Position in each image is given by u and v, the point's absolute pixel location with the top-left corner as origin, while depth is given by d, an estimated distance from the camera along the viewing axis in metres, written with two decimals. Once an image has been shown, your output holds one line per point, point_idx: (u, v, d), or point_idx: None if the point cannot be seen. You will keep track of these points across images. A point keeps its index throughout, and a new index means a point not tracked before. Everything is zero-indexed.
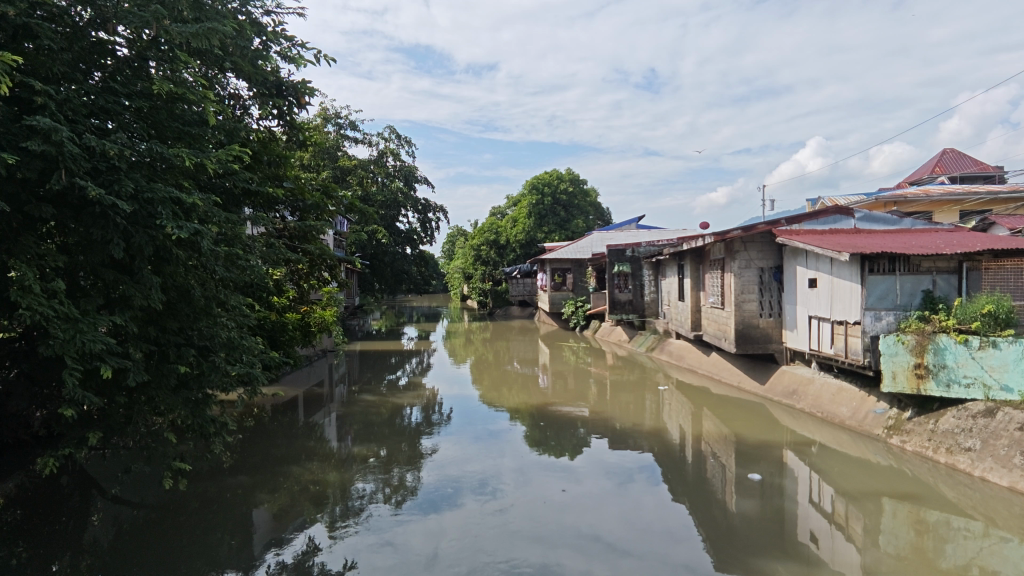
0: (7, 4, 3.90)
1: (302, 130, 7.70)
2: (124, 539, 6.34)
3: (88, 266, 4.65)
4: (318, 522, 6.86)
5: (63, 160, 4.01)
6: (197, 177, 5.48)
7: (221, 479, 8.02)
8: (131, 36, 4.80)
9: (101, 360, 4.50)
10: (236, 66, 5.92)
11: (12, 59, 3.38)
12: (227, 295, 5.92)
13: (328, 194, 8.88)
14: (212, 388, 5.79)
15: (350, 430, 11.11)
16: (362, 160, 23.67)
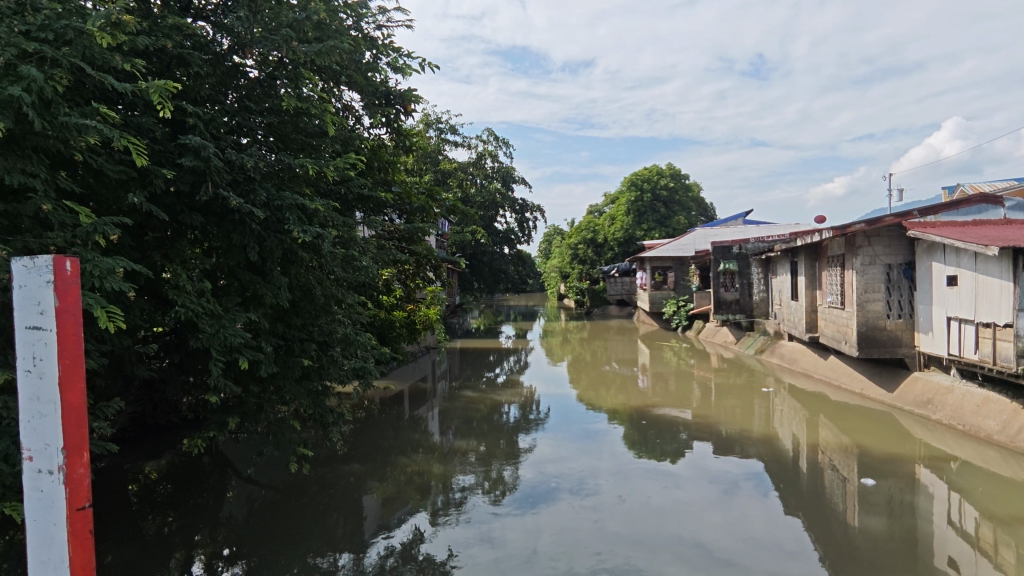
0: (165, 37, 4.42)
1: (408, 136, 8.09)
2: (254, 515, 6.99)
3: (227, 267, 5.16)
4: (421, 511, 7.19)
5: (210, 174, 4.48)
6: (318, 184, 5.91)
7: (337, 466, 8.61)
8: (262, 59, 5.26)
9: (239, 353, 4.98)
10: (351, 79, 6.35)
11: (173, 87, 3.83)
12: (343, 294, 6.32)
13: (433, 197, 9.26)
14: (331, 380, 6.23)
15: (452, 424, 11.51)
16: (462, 163, 24.52)
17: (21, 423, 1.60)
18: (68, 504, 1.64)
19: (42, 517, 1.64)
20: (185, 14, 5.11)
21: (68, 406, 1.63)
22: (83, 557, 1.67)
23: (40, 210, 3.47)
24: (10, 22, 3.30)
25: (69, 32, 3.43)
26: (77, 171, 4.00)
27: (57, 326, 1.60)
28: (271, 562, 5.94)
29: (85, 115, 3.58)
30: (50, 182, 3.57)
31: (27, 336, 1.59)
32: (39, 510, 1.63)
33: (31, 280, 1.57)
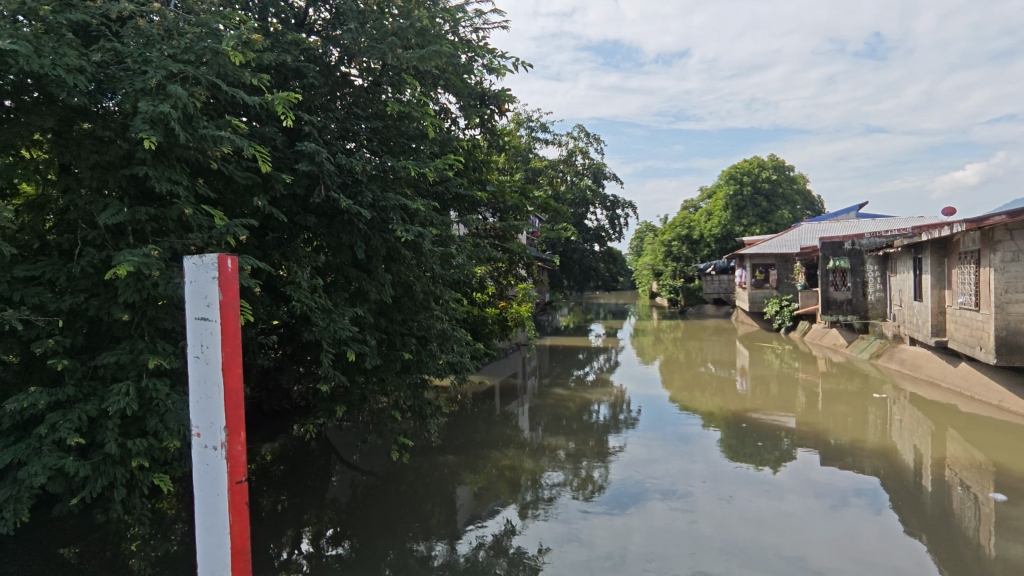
0: (285, 52, 4.79)
1: (502, 135, 8.22)
2: (357, 499, 7.42)
3: (336, 265, 5.51)
4: (512, 505, 7.30)
5: (323, 178, 4.79)
6: (418, 185, 6.15)
7: (433, 456, 8.94)
8: (366, 67, 5.56)
9: (347, 345, 5.30)
10: (449, 82, 6.53)
11: (293, 99, 4.14)
12: (440, 290, 6.54)
13: (525, 195, 9.34)
14: (429, 374, 6.46)
15: (542, 421, 11.57)
16: (553, 160, 24.57)
17: (191, 404, 1.74)
18: (228, 477, 1.76)
19: (206, 487, 1.77)
20: (298, 29, 5.50)
21: (226, 385, 1.74)
22: (239, 528, 1.79)
23: (183, 214, 3.89)
24: (160, 47, 3.72)
25: (206, 52, 3.81)
26: (211, 178, 4.43)
27: (219, 315, 1.72)
28: (372, 544, 6.27)
29: (220, 127, 3.96)
30: (189, 189, 3.98)
31: (196, 324, 1.72)
32: (204, 481, 1.77)
33: (198, 277, 1.71)
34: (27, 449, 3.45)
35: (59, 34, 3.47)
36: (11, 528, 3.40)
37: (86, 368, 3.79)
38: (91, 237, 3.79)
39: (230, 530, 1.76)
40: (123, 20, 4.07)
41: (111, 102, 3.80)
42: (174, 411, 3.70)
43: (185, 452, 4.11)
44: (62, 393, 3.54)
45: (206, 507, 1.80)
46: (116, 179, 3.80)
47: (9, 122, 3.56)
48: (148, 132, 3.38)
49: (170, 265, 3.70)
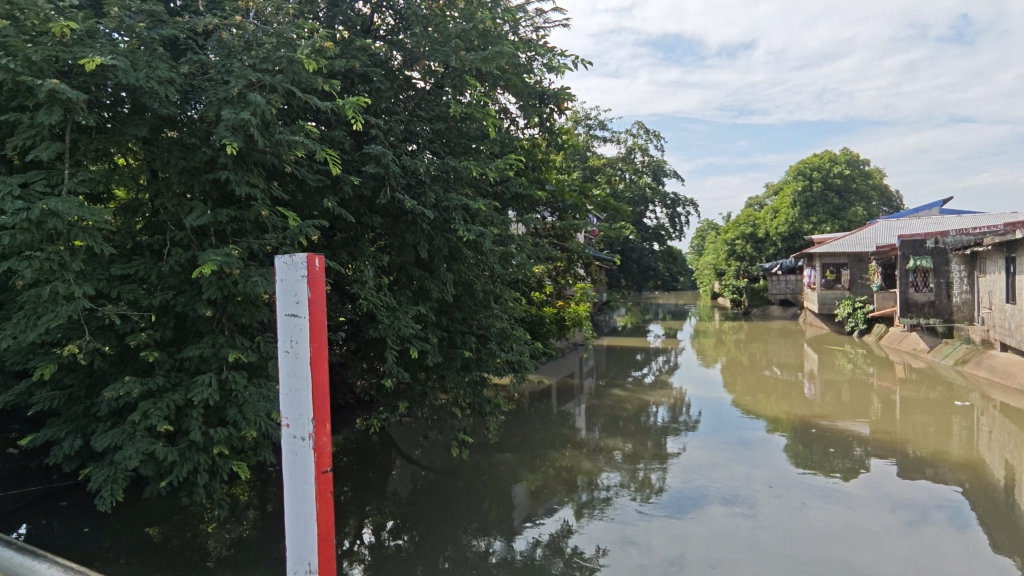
0: (354, 58, 4.96)
1: (561, 134, 8.21)
2: (416, 493, 7.60)
3: (400, 264, 5.65)
4: (568, 504, 7.28)
5: (389, 179, 4.93)
6: (479, 185, 6.22)
7: (492, 454, 9.03)
8: (430, 70, 5.68)
9: (410, 342, 5.43)
10: (510, 83, 6.57)
11: (362, 103, 4.28)
12: (500, 290, 6.59)
13: (584, 194, 9.26)
14: (488, 372, 6.52)
15: (599, 422, 11.46)
16: (611, 158, 24.34)
17: (282, 392, 1.59)
18: (314, 469, 1.58)
19: (294, 478, 1.61)
20: (365, 35, 5.68)
21: (317, 384, 1.57)
22: (325, 525, 1.61)
23: (260, 216, 4.11)
24: (241, 57, 3.93)
25: (283, 61, 3.99)
26: (285, 181, 4.65)
27: (309, 303, 1.55)
28: (431, 538, 6.39)
29: (294, 133, 4.14)
30: (266, 191, 4.19)
31: (284, 312, 1.56)
32: (292, 473, 1.61)
33: (287, 263, 1.55)
34: (122, 434, 3.73)
35: (151, 49, 3.72)
36: (109, 506, 3.68)
37: (174, 360, 4.06)
38: (177, 238, 4.06)
39: (314, 537, 1.59)
40: (207, 34, 4.32)
41: (196, 111, 4.04)
42: (251, 403, 3.91)
43: (260, 442, 4.34)
44: (152, 383, 3.81)
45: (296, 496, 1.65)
46: (200, 184, 4.05)
47: (106, 131, 3.84)
48: (230, 138, 3.58)
49: (248, 264, 3.91)
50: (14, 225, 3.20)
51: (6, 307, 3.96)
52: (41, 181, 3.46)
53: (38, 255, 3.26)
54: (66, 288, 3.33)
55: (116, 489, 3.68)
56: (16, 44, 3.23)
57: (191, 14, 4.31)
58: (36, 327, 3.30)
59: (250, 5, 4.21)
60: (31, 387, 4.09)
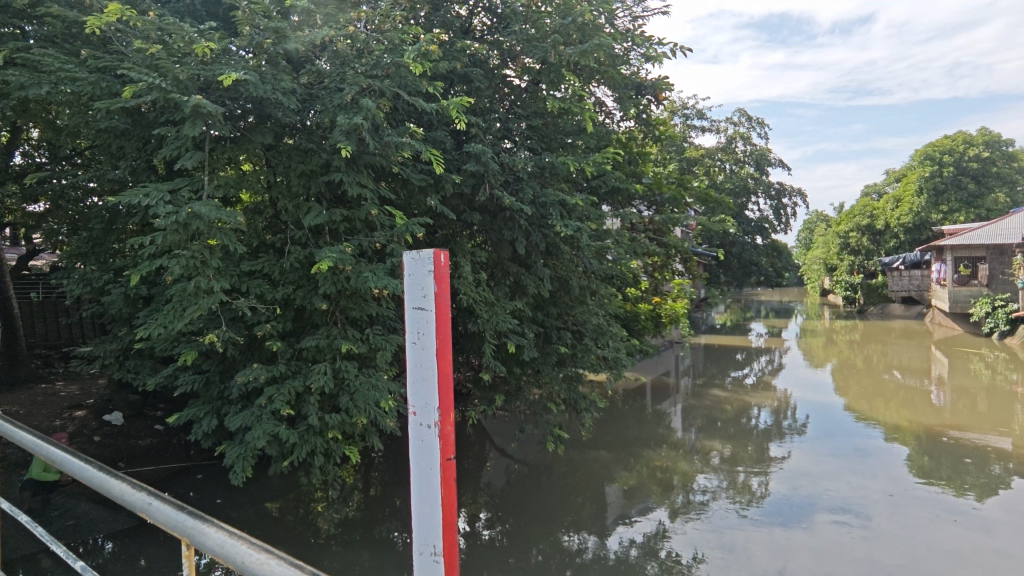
0: (456, 60, 5.11)
1: (659, 126, 7.98)
2: (510, 486, 7.72)
3: (497, 260, 5.76)
4: (663, 506, 7.08)
5: (488, 176, 5.03)
6: (575, 180, 6.19)
7: (586, 450, 8.99)
8: (527, 67, 5.73)
9: (507, 337, 5.51)
10: (606, 75, 6.47)
11: (465, 103, 4.40)
12: (597, 285, 6.53)
13: (683, 186, 8.92)
14: (583, 368, 6.49)
15: (696, 422, 11.07)
16: (710, 148, 23.36)
17: (407, 366, 1.19)
18: (444, 477, 1.16)
19: (414, 486, 1.19)
20: (466, 36, 5.82)
21: (449, 362, 1.16)
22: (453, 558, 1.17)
23: (370, 215, 4.35)
24: (354, 66, 4.17)
25: (391, 67, 4.19)
26: (391, 181, 4.89)
27: (441, 324, 1.15)
28: (524, 532, 6.47)
29: (401, 135, 4.34)
30: (374, 191, 4.44)
31: (411, 336, 1.19)
32: (412, 478, 1.19)
33: (414, 264, 1.17)
34: (251, 416, 4.09)
35: (275, 63, 4.04)
36: (240, 481, 4.05)
37: (294, 349, 4.39)
38: (297, 237, 4.39)
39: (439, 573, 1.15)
40: (323, 45, 4.62)
41: (313, 117, 4.33)
42: (362, 391, 4.15)
43: (368, 429, 4.60)
44: (277, 369, 4.15)
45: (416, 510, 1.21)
46: (316, 186, 4.35)
47: (237, 141, 4.22)
48: (344, 142, 3.81)
49: (359, 260, 4.15)
50: (165, 227, 3.61)
51: (156, 301, 4.47)
52: (186, 188, 3.87)
53: (184, 253, 3.66)
54: (206, 283, 3.71)
55: (246, 466, 4.04)
56: (166, 65, 3.62)
57: (308, 27, 4.63)
58: (182, 317, 3.70)
59: (362, 16, 4.45)
60: (175, 371, 4.60)
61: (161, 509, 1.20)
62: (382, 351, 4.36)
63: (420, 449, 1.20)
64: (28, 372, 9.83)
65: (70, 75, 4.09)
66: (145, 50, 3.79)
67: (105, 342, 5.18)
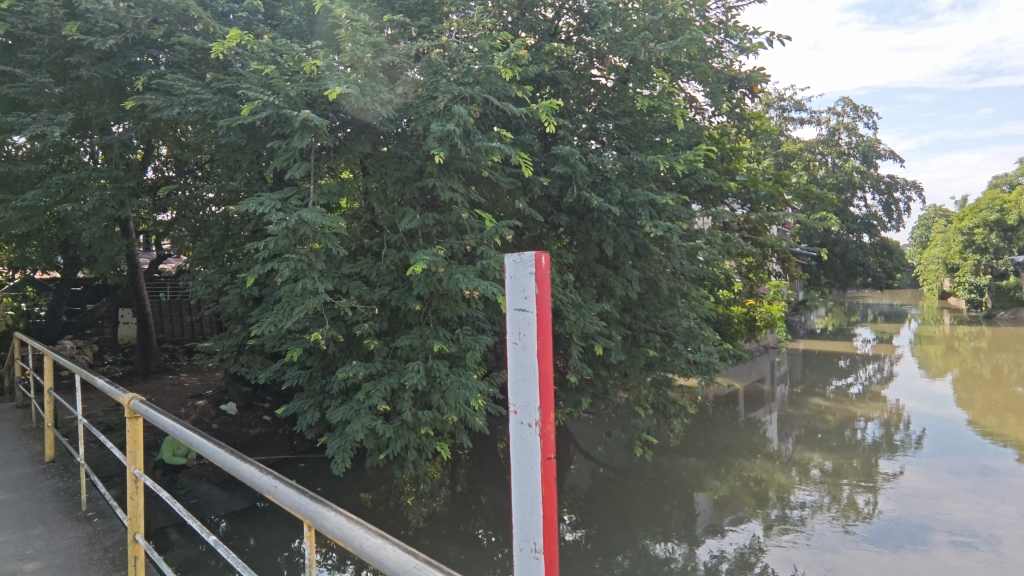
0: (543, 63, 5.15)
1: (753, 120, 7.59)
2: (595, 490, 7.64)
3: (584, 261, 5.73)
4: (758, 519, 6.74)
5: (576, 177, 5.01)
6: (665, 179, 6.03)
7: (675, 457, 8.73)
8: (615, 66, 5.66)
9: (594, 339, 5.45)
10: (698, 70, 6.27)
11: (555, 105, 4.41)
12: (688, 287, 6.33)
13: (781, 182, 8.43)
14: (672, 372, 6.30)
15: (793, 432, 10.43)
16: (810, 141, 21.97)
17: (508, 366, 1.21)
18: (543, 478, 1.17)
19: (517, 484, 1.21)
20: (552, 39, 5.83)
21: (549, 366, 1.17)
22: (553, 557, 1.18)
23: (461, 218, 4.48)
24: (447, 74, 4.30)
25: (482, 73, 4.28)
26: (480, 185, 5.01)
27: (542, 326, 1.16)
28: (609, 537, 6.39)
29: (491, 139, 4.43)
30: (464, 196, 4.58)
31: (512, 336, 1.21)
32: (513, 476, 1.22)
33: (515, 267, 1.19)
34: (351, 410, 4.32)
35: (374, 76, 4.25)
36: (340, 471, 4.29)
37: (389, 348, 4.58)
38: (392, 241, 4.60)
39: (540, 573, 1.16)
40: (416, 56, 4.81)
41: (406, 125, 4.53)
42: (453, 389, 4.28)
43: (458, 426, 4.73)
44: (374, 367, 4.36)
45: (517, 508, 1.23)
46: (410, 191, 4.55)
47: (339, 150, 4.49)
48: (438, 148, 3.95)
49: (451, 262, 4.27)
50: (277, 232, 3.90)
51: (267, 300, 4.83)
52: (295, 196, 4.17)
53: (293, 256, 3.94)
54: (312, 284, 3.96)
55: (346, 457, 4.27)
56: (279, 84, 3.93)
57: (404, 40, 4.84)
58: (291, 317, 3.98)
59: (454, 26, 4.59)
60: (283, 366, 4.94)
61: (286, 491, 1.30)
62: (472, 350, 4.47)
63: (521, 449, 1.22)
64: (158, 365, 10.97)
65: (197, 97, 4.55)
66: (261, 71, 4.13)
67: (222, 339, 5.65)
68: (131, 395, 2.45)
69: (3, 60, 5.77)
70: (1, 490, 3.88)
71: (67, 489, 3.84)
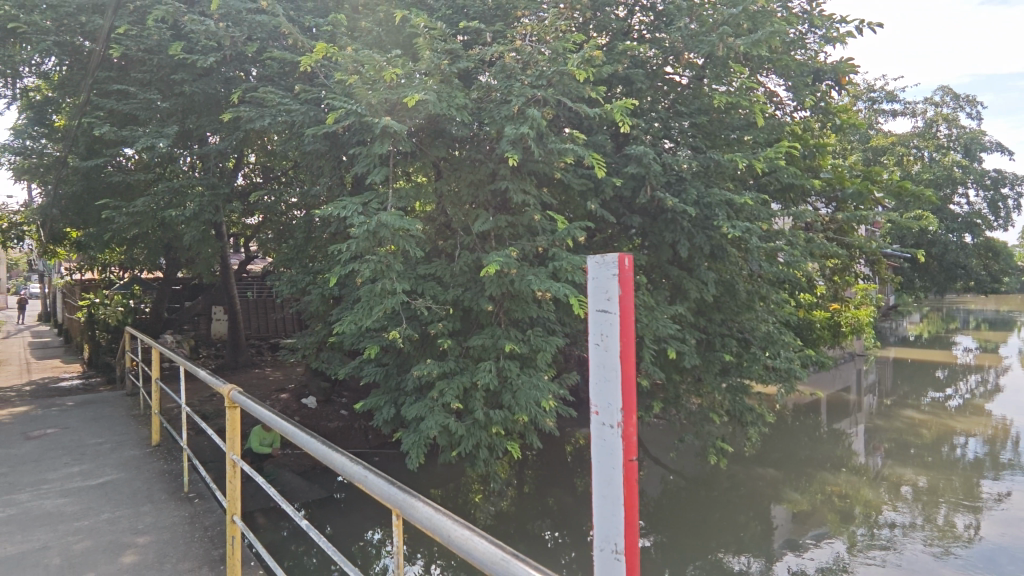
0: (616, 62, 5.10)
1: (840, 114, 7.18)
2: (666, 496, 7.47)
3: (657, 263, 5.62)
4: (842, 537, 6.36)
5: (650, 178, 4.92)
6: (743, 178, 5.82)
7: (751, 467, 8.38)
8: (690, 63, 5.51)
9: (667, 343, 5.33)
10: (779, 63, 6.01)
11: (629, 105, 4.36)
12: (767, 290, 6.08)
13: (871, 179, 7.93)
14: (749, 378, 6.06)
15: (882, 446, 9.76)
16: (903, 135, 20.53)
17: (588, 367, 1.22)
18: (624, 480, 1.16)
19: (597, 486, 1.21)
20: (625, 37, 5.76)
21: (631, 369, 1.16)
22: (634, 559, 1.17)
23: (534, 220, 4.52)
24: (521, 78, 4.35)
25: (555, 75, 4.30)
26: (552, 187, 5.02)
27: (625, 327, 1.17)
28: (679, 547, 6.23)
29: (564, 141, 4.43)
30: (537, 198, 4.62)
31: (594, 338, 1.22)
32: (591, 475, 1.22)
33: (598, 268, 1.20)
34: (425, 407, 4.44)
35: (450, 82, 4.36)
36: (415, 465, 4.43)
37: (462, 347, 4.68)
38: (466, 242, 4.71)
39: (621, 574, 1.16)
40: (491, 61, 4.91)
41: (480, 129, 4.62)
42: (524, 389, 4.31)
43: (528, 427, 4.77)
44: (447, 365, 4.47)
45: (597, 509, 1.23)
46: (484, 194, 4.66)
47: (416, 155, 4.64)
48: (512, 151, 4.00)
49: (523, 263, 4.31)
50: (359, 235, 4.08)
51: (348, 300, 5.07)
52: (374, 200, 4.36)
53: (373, 258, 4.10)
54: (390, 285, 4.11)
55: (420, 452, 4.40)
56: (361, 93, 4.11)
57: (479, 46, 4.94)
58: (370, 315, 4.15)
59: (527, 29, 4.63)
60: (361, 362, 5.15)
61: (377, 481, 1.37)
62: (544, 351, 4.49)
63: (602, 448, 1.22)
64: (246, 359, 11.71)
65: (286, 108, 4.84)
66: (345, 81, 4.33)
67: (306, 336, 5.97)
68: (230, 386, 2.64)
69: (119, 79, 6.36)
70: (116, 469, 4.29)
71: (171, 471, 4.19)
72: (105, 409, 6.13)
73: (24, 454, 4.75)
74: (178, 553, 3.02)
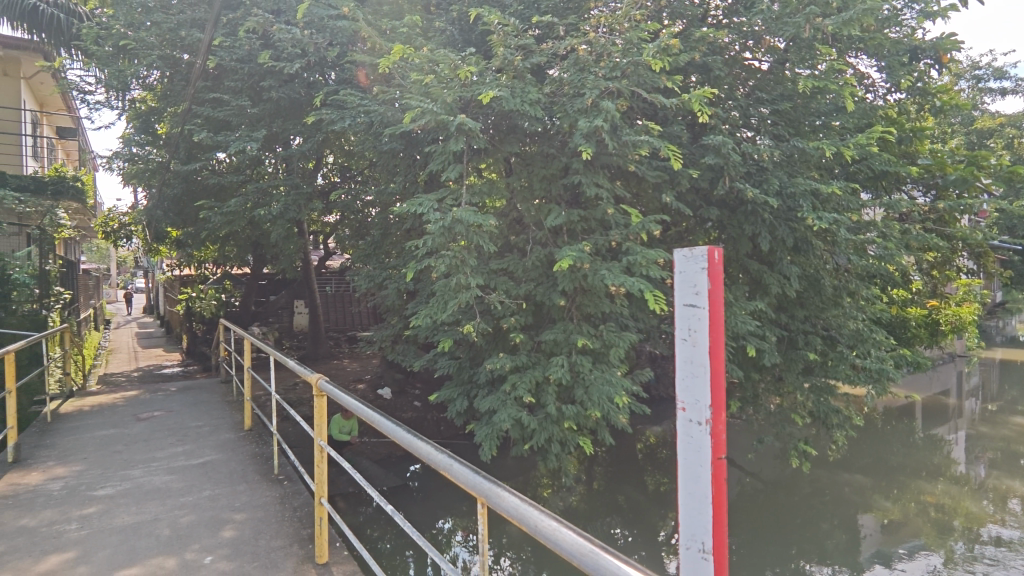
0: (693, 50, 4.94)
1: (941, 94, 6.63)
2: (742, 498, 7.20)
3: (736, 257, 5.41)
4: (939, 550, 5.91)
5: (729, 169, 4.73)
6: (830, 167, 5.49)
7: (836, 471, 7.93)
8: (772, 47, 5.26)
9: (746, 340, 5.13)
10: (871, 43, 5.62)
11: (708, 94, 4.21)
12: (857, 285, 5.72)
13: (977, 165, 7.27)
14: (836, 378, 5.73)
15: (987, 455, 8.96)
16: (1014, 114, 18.65)
17: (673, 362, 1.20)
18: (712, 478, 1.13)
19: (683, 483, 1.19)
20: (700, 23, 5.57)
21: (718, 366, 1.13)
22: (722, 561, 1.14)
23: (607, 214, 4.47)
24: (594, 70, 4.29)
25: (629, 66, 4.22)
26: (625, 180, 4.93)
27: (714, 322, 1.14)
28: (757, 552, 6.01)
29: (638, 133, 4.35)
30: (610, 191, 4.56)
31: (680, 332, 1.20)
32: (676, 471, 1.20)
33: (685, 262, 1.18)
34: (498, 400, 4.50)
35: (523, 77, 4.38)
36: (488, 457, 4.50)
37: (534, 341, 4.70)
38: (538, 237, 4.73)
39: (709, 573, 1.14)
40: (563, 54, 4.88)
41: (552, 123, 4.60)
42: (596, 385, 4.28)
43: (599, 423, 4.73)
44: (519, 359, 4.51)
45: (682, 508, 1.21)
46: (556, 188, 4.65)
47: (488, 152, 4.70)
48: (586, 144, 3.96)
49: (596, 258, 4.27)
50: (434, 231, 4.18)
51: (422, 294, 5.21)
52: (449, 197, 4.45)
53: (448, 253, 4.19)
54: (464, 280, 4.17)
55: (492, 444, 4.47)
56: (437, 91, 4.13)
57: (551, 39, 4.93)
58: (445, 309, 4.24)
59: (600, 20, 4.56)
60: (436, 355, 5.28)
61: (461, 469, 1.40)
62: (616, 347, 4.44)
63: (689, 444, 1.19)
64: (325, 350, 12.28)
65: (365, 108, 5.03)
66: (420, 81, 4.44)
67: (382, 329, 6.18)
68: (317, 375, 2.78)
69: (214, 87, 6.82)
70: (214, 450, 4.63)
71: (262, 454, 4.48)
72: (203, 395, 6.61)
73: (135, 434, 5.22)
74: (272, 530, 3.23)
